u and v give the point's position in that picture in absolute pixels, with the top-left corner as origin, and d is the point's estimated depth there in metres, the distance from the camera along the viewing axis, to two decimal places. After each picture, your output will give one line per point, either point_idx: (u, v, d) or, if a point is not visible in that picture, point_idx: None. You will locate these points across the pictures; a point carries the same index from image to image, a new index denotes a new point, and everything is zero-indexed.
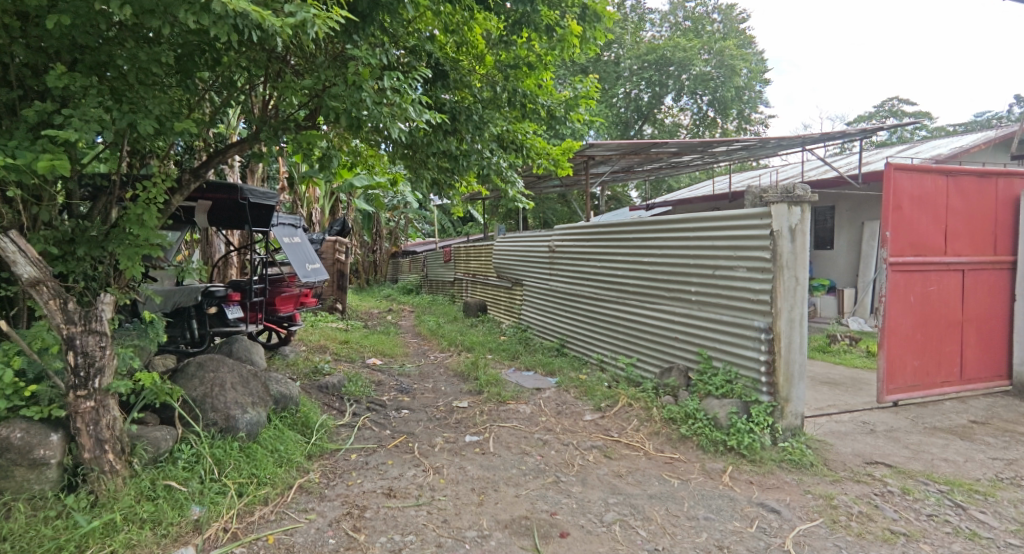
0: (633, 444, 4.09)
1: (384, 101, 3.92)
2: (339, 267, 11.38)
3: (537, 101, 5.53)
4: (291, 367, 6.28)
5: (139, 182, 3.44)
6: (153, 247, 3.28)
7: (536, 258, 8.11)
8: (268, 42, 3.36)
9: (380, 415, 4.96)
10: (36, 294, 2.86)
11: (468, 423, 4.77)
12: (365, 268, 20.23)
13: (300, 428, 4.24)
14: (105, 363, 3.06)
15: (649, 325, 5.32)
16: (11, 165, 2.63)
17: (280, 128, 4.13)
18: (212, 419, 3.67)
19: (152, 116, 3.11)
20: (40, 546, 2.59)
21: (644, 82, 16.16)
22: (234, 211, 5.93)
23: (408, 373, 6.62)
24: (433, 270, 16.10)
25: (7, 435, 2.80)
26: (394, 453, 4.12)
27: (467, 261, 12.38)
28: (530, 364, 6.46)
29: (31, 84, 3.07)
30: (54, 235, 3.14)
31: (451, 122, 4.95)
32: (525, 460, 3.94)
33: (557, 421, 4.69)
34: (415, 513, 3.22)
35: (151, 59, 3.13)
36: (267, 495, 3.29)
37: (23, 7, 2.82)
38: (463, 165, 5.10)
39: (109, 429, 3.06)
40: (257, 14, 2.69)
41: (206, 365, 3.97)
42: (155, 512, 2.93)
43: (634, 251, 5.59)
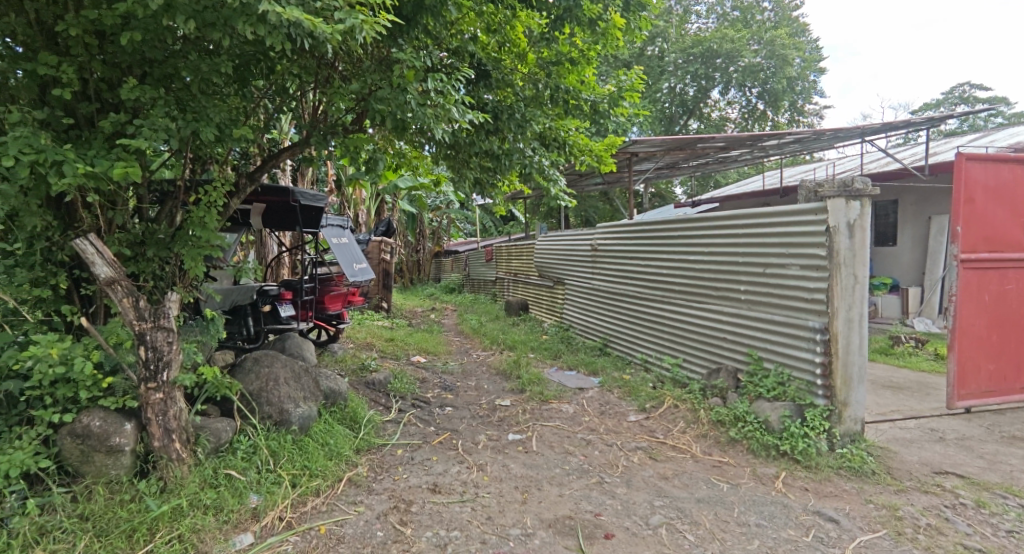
0: (679, 446, 4.02)
1: (429, 102, 3.99)
2: (384, 266, 11.65)
3: (580, 97, 5.43)
4: (340, 363, 6.48)
5: (202, 188, 3.63)
6: (214, 247, 3.46)
7: (579, 257, 8.06)
8: (319, 48, 3.47)
9: (425, 412, 5.06)
10: (111, 293, 3.06)
11: (511, 422, 4.80)
12: (409, 267, 20.63)
13: (349, 423, 4.37)
14: (172, 357, 3.23)
15: (695, 326, 5.20)
16: (90, 173, 2.82)
17: (329, 131, 4.29)
18: (267, 412, 3.83)
19: (213, 123, 3.29)
20: (116, 528, 2.77)
21: (690, 76, 15.82)
22: (286, 213, 6.16)
23: (452, 371, 6.71)
24: (475, 269, 16.25)
25: (87, 423, 3.00)
26: (439, 450, 4.19)
27: (508, 260, 12.43)
28: (573, 363, 6.44)
29: (108, 97, 3.26)
30: (127, 237, 3.38)
31: (493, 122, 4.99)
32: (568, 460, 3.93)
33: (601, 421, 4.66)
34: (460, 509, 3.26)
35: (212, 70, 3.31)
36: (319, 487, 3.42)
37: (100, 24, 3.01)
38: (506, 164, 5.13)
39: (176, 420, 3.23)
40: (308, 22, 2.79)
41: (261, 360, 4.14)
42: (217, 499, 3.09)
43: (679, 250, 5.49)
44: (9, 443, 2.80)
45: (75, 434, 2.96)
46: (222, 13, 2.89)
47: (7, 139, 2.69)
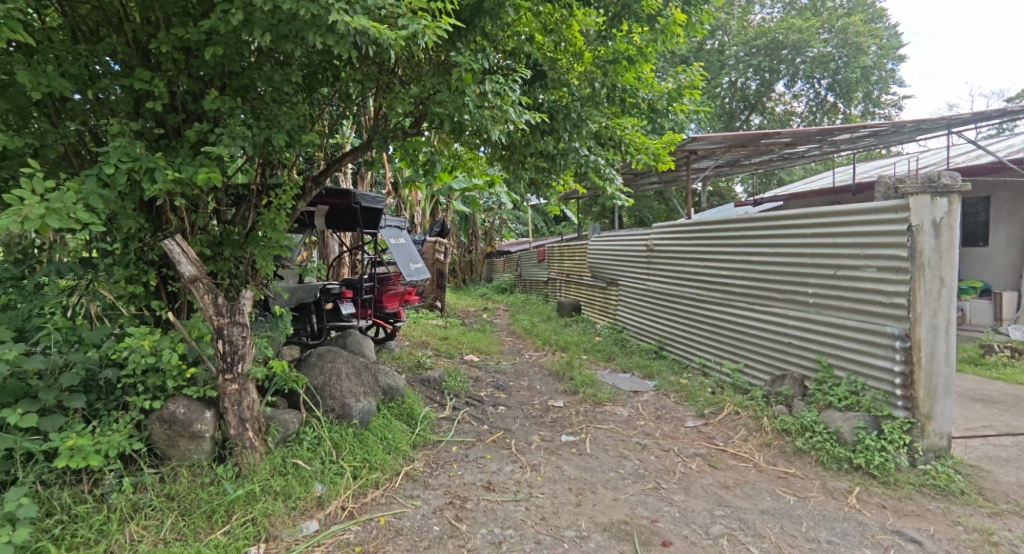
0: (740, 454, 3.89)
1: (487, 104, 4.02)
2: (438, 266, 11.90)
3: (638, 96, 5.39)
4: (396, 360, 6.67)
5: (273, 191, 3.83)
6: (283, 247, 3.67)
7: (633, 258, 7.94)
8: (382, 55, 3.56)
9: (478, 410, 5.13)
10: (193, 290, 3.28)
11: (564, 423, 4.79)
12: (462, 267, 20.95)
13: (406, 419, 4.48)
14: (246, 350, 3.44)
15: (757, 330, 5.00)
16: (178, 179, 3.05)
17: (390, 135, 4.43)
18: (330, 406, 4.00)
19: (284, 130, 3.47)
20: (198, 508, 2.97)
21: (752, 69, 15.28)
22: (348, 215, 6.40)
23: (504, 370, 6.77)
24: (527, 270, 16.28)
25: (173, 410, 3.22)
26: (493, 448, 4.24)
27: (560, 261, 12.39)
28: (627, 366, 6.34)
29: (192, 108, 3.51)
30: (208, 238, 3.62)
31: (549, 122, 4.99)
32: (623, 464, 3.88)
33: (657, 426, 4.57)
34: (514, 508, 3.29)
35: (283, 80, 3.50)
36: (378, 480, 3.53)
37: (187, 41, 3.24)
38: (561, 164, 5.12)
39: (249, 410, 3.43)
40: (374, 29, 2.89)
41: (325, 355, 4.31)
42: (286, 486, 3.25)
43: (741, 250, 5.29)
44: (108, 425, 3.04)
45: (162, 420, 3.19)
46: (294, 25, 3.03)
47: (108, 148, 2.93)
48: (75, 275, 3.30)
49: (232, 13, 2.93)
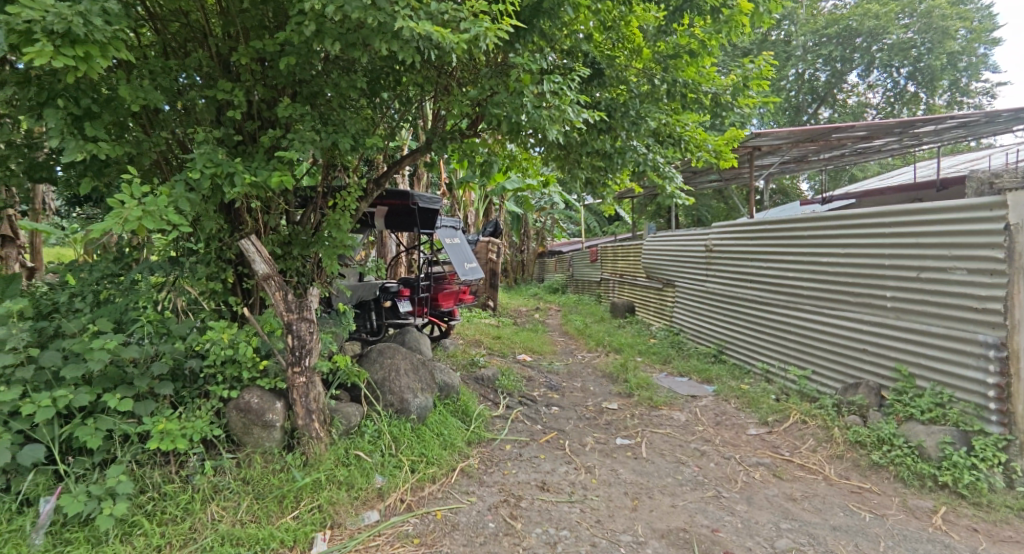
0: (808, 466, 3.72)
1: (545, 104, 3.99)
2: (491, 266, 12.02)
3: (699, 90, 5.17)
4: (451, 358, 6.78)
5: (338, 193, 3.99)
6: (346, 246, 3.83)
7: (691, 258, 7.71)
8: (444, 59, 3.61)
9: (531, 410, 5.14)
10: (266, 287, 3.46)
11: (618, 426, 4.73)
12: (514, 268, 21.04)
13: (460, 416, 4.55)
14: (313, 345, 3.60)
15: (827, 335, 4.74)
16: (254, 182, 3.24)
17: (448, 137, 4.49)
18: (389, 400, 4.12)
19: (350, 134, 3.62)
20: (270, 493, 3.13)
21: (822, 59, 14.54)
22: (405, 216, 6.55)
23: (557, 371, 6.76)
24: (578, 270, 16.17)
25: (248, 399, 3.42)
26: (547, 448, 4.24)
27: (614, 261, 12.21)
28: (684, 370, 6.18)
29: (267, 116, 3.73)
30: (278, 238, 3.82)
31: (606, 120, 4.92)
32: (681, 470, 3.79)
33: (716, 432, 4.44)
34: (569, 509, 3.28)
35: (349, 86, 3.64)
36: (435, 474, 3.61)
37: (262, 52, 3.44)
38: (619, 163, 5.01)
39: (315, 402, 3.59)
40: (437, 33, 2.95)
41: (384, 351, 4.45)
42: (349, 476, 3.37)
43: (809, 251, 5.04)
44: (191, 412, 3.25)
45: (238, 408, 3.39)
46: (361, 32, 3.14)
47: (195, 155, 3.17)
48: (164, 273, 3.58)
49: (305, 24, 3.07)
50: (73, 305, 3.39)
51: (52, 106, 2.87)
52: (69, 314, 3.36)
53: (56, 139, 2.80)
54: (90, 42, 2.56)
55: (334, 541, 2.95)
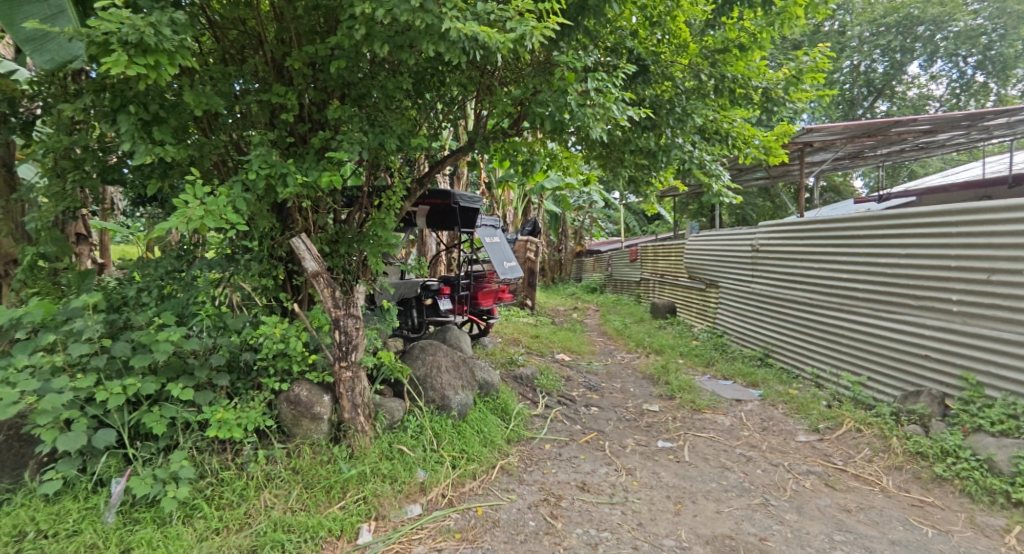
0: (864, 476, 3.57)
1: (589, 102, 3.95)
2: (529, 265, 12.02)
3: (749, 85, 5.00)
4: (490, 356, 6.82)
5: (383, 193, 4.08)
6: (390, 244, 3.91)
7: (736, 258, 7.50)
8: (489, 59, 3.62)
9: (571, 410, 5.12)
10: (315, 284, 3.56)
11: (660, 428, 4.65)
12: (552, 267, 20.97)
13: (500, 413, 4.58)
14: (359, 341, 3.69)
15: (884, 340, 4.52)
16: (305, 182, 3.34)
17: (490, 137, 4.50)
18: (431, 397, 4.19)
19: (395, 135, 3.69)
20: (318, 483, 3.23)
21: (879, 50, 13.87)
22: (447, 215, 6.62)
23: (596, 371, 6.71)
24: (618, 269, 15.98)
25: (298, 392, 3.53)
26: (587, 449, 4.22)
27: (654, 261, 12.00)
28: (728, 373, 6.02)
29: (317, 117, 3.85)
30: (326, 236, 3.93)
31: (650, 117, 4.82)
32: (726, 476, 3.70)
33: (763, 438, 4.31)
34: (610, 511, 3.25)
35: (395, 88, 3.72)
36: (475, 471, 3.65)
37: (314, 57, 3.55)
38: (663, 160, 4.94)
39: (361, 396, 3.67)
40: (484, 33, 2.97)
41: (426, 348, 4.52)
42: (392, 470, 3.44)
43: (864, 251, 4.82)
44: (246, 402, 3.39)
45: (289, 400, 3.51)
46: (409, 35, 3.19)
47: (251, 157, 3.30)
48: (221, 269, 3.74)
49: (356, 28, 3.14)
50: (140, 299, 3.59)
51: (124, 112, 3.05)
52: (136, 307, 3.56)
53: (128, 144, 2.98)
54: (160, 51, 2.71)
55: (379, 532, 3.02)
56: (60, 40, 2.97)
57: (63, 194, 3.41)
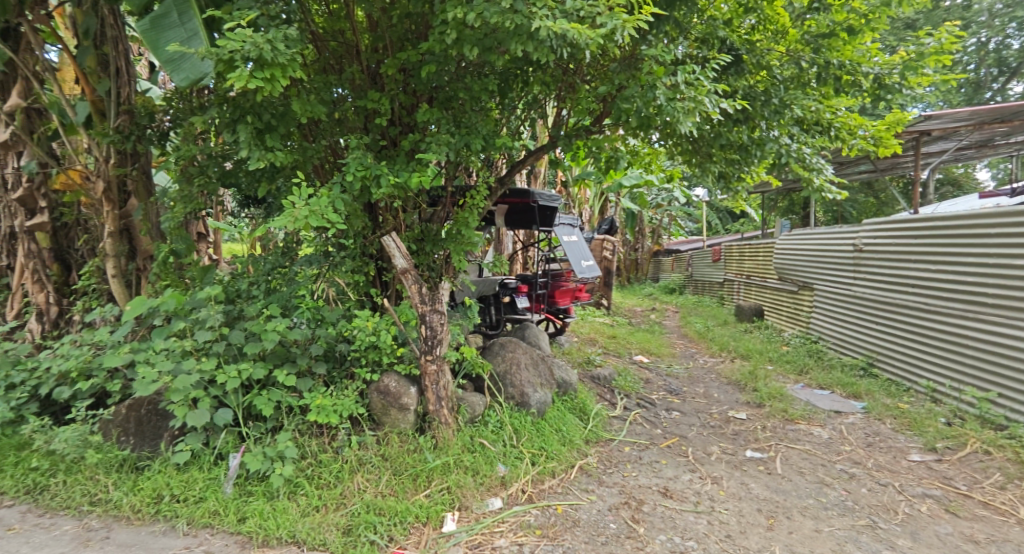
0: (993, 505, 3.21)
1: (679, 96, 3.77)
2: (606, 264, 11.83)
3: (859, 71, 4.60)
4: (567, 355, 6.80)
5: (466, 192, 4.17)
6: (472, 243, 4.00)
7: (834, 259, 6.97)
8: (577, 55, 3.59)
9: (651, 413, 5.00)
10: (404, 280, 3.71)
11: (748, 437, 4.43)
12: (628, 266, 20.52)
13: (578, 413, 4.56)
14: (443, 336, 3.81)
15: (1017, 352, 4.04)
16: (396, 182, 3.50)
17: (573, 134, 4.44)
18: (511, 393, 4.25)
19: (481, 136, 3.77)
20: (405, 470, 3.37)
21: (1014, 23, 12.37)
22: (525, 213, 6.65)
23: (677, 375, 6.50)
24: (699, 270, 15.38)
25: (387, 383, 3.70)
26: (668, 454, 4.10)
27: (740, 261, 11.42)
28: (825, 381, 5.62)
29: (406, 120, 4.02)
30: (413, 235, 4.09)
31: (744, 110, 4.58)
32: (825, 492, 3.46)
33: (868, 455, 3.99)
34: (695, 519, 3.14)
35: (481, 90, 3.80)
36: (555, 469, 3.66)
37: (406, 62, 3.71)
38: (758, 155, 4.68)
39: (445, 389, 3.79)
40: (574, 30, 2.96)
41: (506, 345, 4.58)
42: (474, 463, 3.53)
43: (993, 252, 4.32)
44: (341, 390, 3.60)
45: (379, 390, 3.69)
46: (497, 36, 3.25)
47: (348, 159, 3.50)
48: (318, 265, 3.99)
49: (447, 32, 3.25)
50: (250, 292, 3.93)
51: (243, 122, 3.34)
52: (247, 300, 3.90)
53: (245, 151, 3.28)
54: (276, 65, 2.94)
55: (462, 522, 3.10)
56: (193, 59, 3.23)
57: (190, 196, 3.80)
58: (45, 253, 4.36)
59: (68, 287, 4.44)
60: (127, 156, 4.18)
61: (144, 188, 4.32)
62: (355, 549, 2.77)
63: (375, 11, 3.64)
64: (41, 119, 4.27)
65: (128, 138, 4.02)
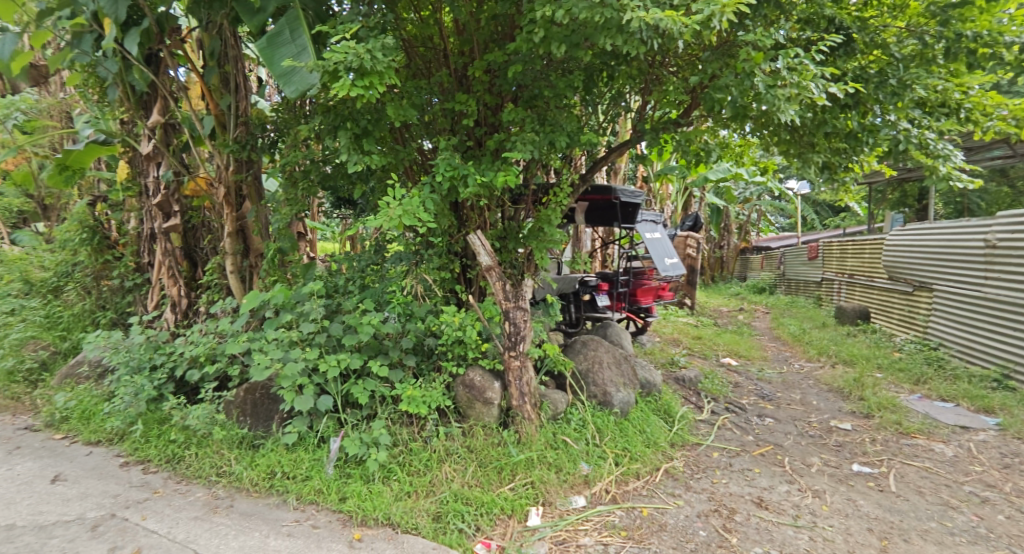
0: None
1: (780, 83, 3.53)
2: (689, 262, 11.39)
3: (1000, 42, 4.01)
4: (649, 355, 6.64)
5: (550, 190, 4.19)
6: (555, 240, 4.01)
7: (959, 255, 6.28)
8: (669, 45, 3.48)
9: (741, 419, 4.77)
10: (488, 277, 3.80)
11: (854, 450, 4.11)
12: (712, 264, 19.63)
13: (663, 415, 4.44)
14: (526, 332, 3.87)
15: None
16: (483, 182, 3.58)
17: (660, 127, 4.34)
18: (593, 392, 4.22)
19: (566, 132, 3.77)
20: (490, 463, 3.44)
21: None
22: (607, 210, 6.56)
23: (770, 379, 6.15)
24: (792, 268, 14.43)
25: (472, 377, 3.80)
26: (762, 462, 3.90)
27: (841, 259, 10.59)
28: (949, 393, 5.11)
29: (490, 120, 4.10)
30: (496, 233, 4.17)
31: (854, 93, 4.27)
32: (950, 516, 3.15)
33: (1003, 477, 3.58)
34: (795, 534, 2.96)
35: (566, 87, 3.80)
36: (639, 471, 3.61)
37: (492, 64, 3.79)
38: (869, 142, 4.39)
39: (528, 385, 3.84)
40: (669, 19, 2.87)
41: (588, 343, 4.56)
42: (557, 459, 3.54)
43: None
44: (429, 382, 3.74)
45: (465, 384, 3.79)
46: (586, 32, 3.23)
47: (438, 161, 3.64)
48: (408, 261, 4.22)
49: (536, 31, 3.27)
50: (346, 288, 4.20)
51: (343, 128, 3.57)
52: (344, 294, 4.17)
53: (345, 155, 3.50)
54: (374, 73, 3.12)
55: (547, 517, 3.13)
56: (303, 73, 3.46)
57: (295, 199, 4.12)
58: (177, 252, 4.86)
59: (195, 282, 4.95)
60: (244, 163, 4.59)
61: (256, 192, 4.72)
62: (444, 535, 2.88)
63: (465, 15, 3.76)
64: (176, 133, 4.78)
65: (245, 148, 4.44)
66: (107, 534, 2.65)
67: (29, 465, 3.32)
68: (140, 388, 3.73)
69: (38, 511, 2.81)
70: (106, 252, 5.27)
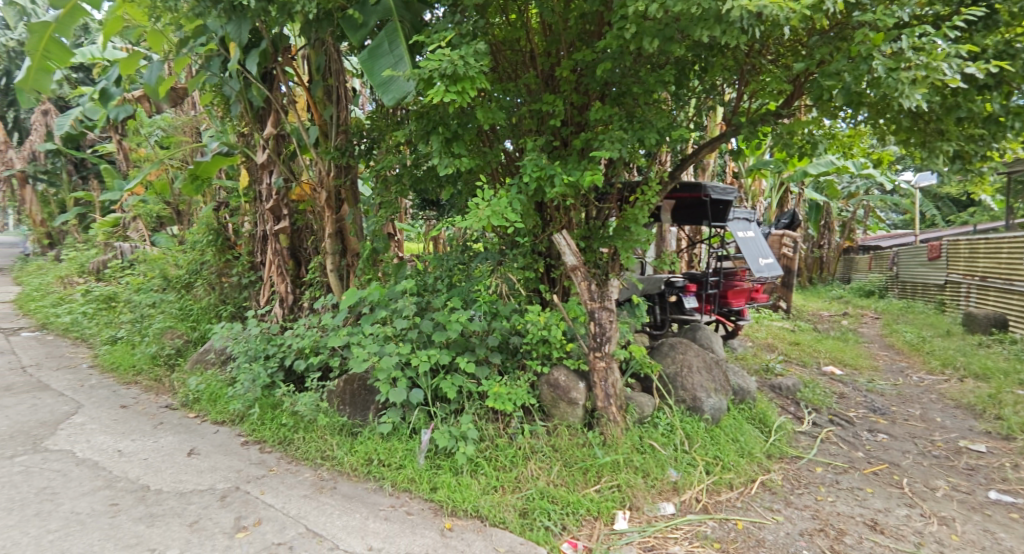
0: None
1: (903, 65, 3.20)
2: (786, 262, 10.67)
3: None
4: (742, 360, 6.32)
5: (637, 190, 4.11)
6: (641, 239, 3.92)
7: None
8: (774, 33, 3.28)
9: (849, 433, 4.41)
10: (573, 277, 3.78)
11: (989, 475, 3.68)
12: (812, 265, 18.25)
13: (758, 424, 4.21)
14: (612, 333, 3.81)
15: None
16: (570, 181, 3.57)
17: (759, 121, 4.08)
18: (681, 396, 4.09)
19: (655, 129, 3.68)
20: (576, 463, 3.43)
21: None
22: (695, 209, 6.30)
23: (882, 392, 5.63)
24: (907, 269, 13.11)
25: (557, 376, 3.81)
26: (874, 481, 3.59)
27: (971, 260, 9.47)
28: None
29: (576, 120, 4.09)
30: (581, 232, 4.15)
31: (997, 72, 3.76)
32: None
33: None
34: None
35: (656, 82, 3.71)
36: (732, 481, 3.45)
37: (580, 63, 3.78)
38: (1014, 126, 3.92)
39: (613, 387, 3.79)
40: (774, 5, 2.72)
41: (676, 346, 4.42)
42: (643, 462, 3.46)
43: None
44: (514, 380, 3.79)
45: (549, 383, 3.80)
46: (680, 25, 3.12)
47: (525, 161, 3.68)
48: (494, 261, 4.30)
49: (627, 27, 3.21)
50: (435, 286, 4.36)
51: (436, 132, 3.71)
52: (433, 292, 4.33)
53: (437, 159, 3.64)
54: (466, 78, 3.21)
55: (634, 522, 3.07)
56: (400, 82, 3.63)
57: (389, 202, 4.36)
58: (284, 251, 5.27)
59: (300, 280, 5.34)
60: (343, 168, 4.88)
61: (353, 196, 5.01)
62: (531, 531, 2.91)
63: (553, 17, 3.78)
64: (285, 142, 5.19)
65: (344, 154, 4.72)
66: (233, 505, 2.93)
67: (170, 438, 3.74)
68: (257, 376, 4.10)
69: (178, 479, 3.17)
70: (227, 252, 5.84)
